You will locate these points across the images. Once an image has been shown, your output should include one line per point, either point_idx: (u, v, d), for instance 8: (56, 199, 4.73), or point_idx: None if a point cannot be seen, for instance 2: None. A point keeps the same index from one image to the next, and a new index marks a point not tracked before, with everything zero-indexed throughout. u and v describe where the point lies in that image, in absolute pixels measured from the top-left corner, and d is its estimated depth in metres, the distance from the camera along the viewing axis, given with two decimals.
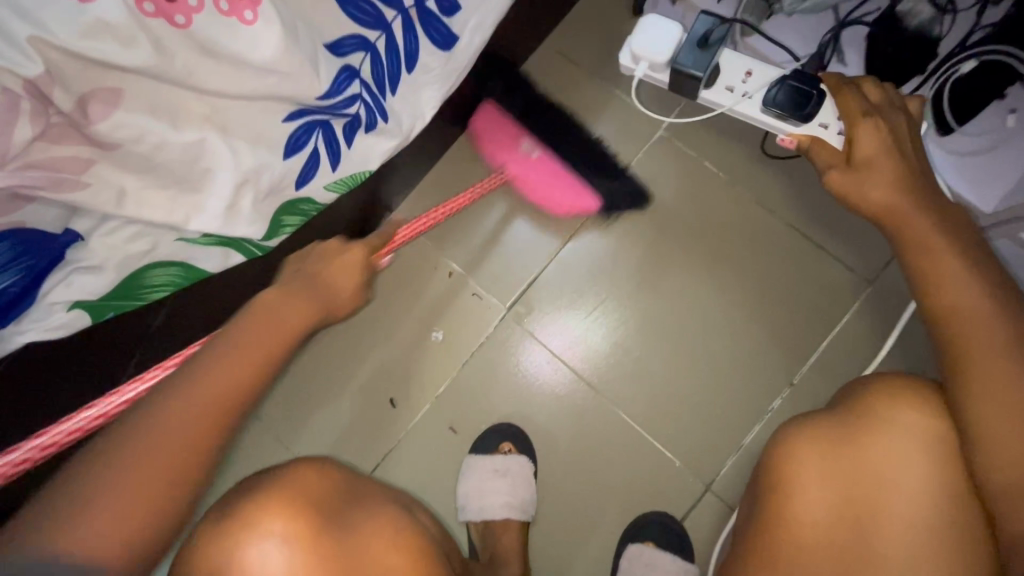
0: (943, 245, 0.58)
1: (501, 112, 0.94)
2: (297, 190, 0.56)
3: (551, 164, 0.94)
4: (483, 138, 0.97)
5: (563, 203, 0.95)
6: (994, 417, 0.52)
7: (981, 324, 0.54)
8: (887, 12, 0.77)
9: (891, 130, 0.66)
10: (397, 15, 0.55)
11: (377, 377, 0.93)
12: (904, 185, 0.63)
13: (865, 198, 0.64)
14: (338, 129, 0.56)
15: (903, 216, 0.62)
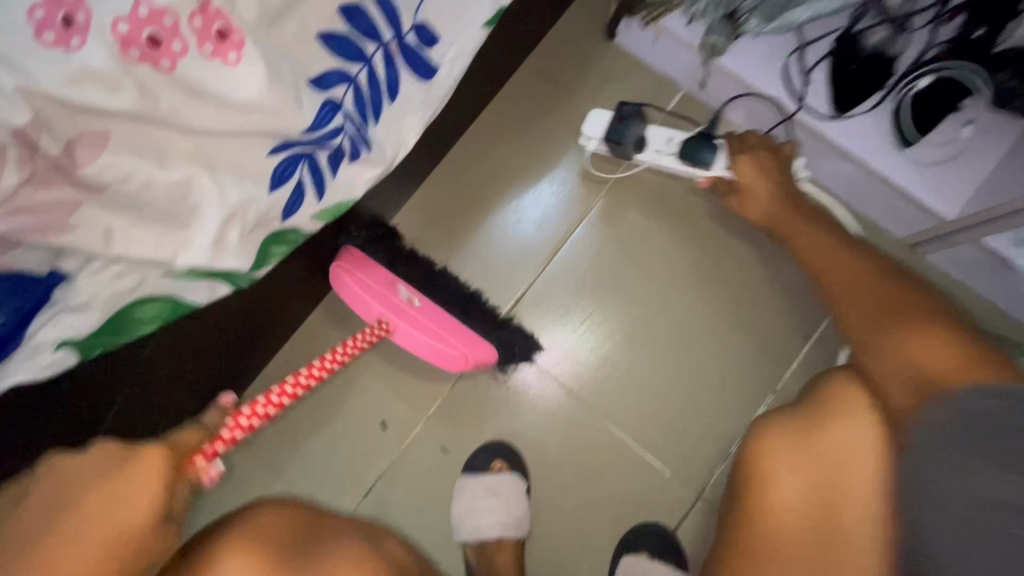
0: (812, 228, 0.82)
1: (369, 260, 0.86)
2: (283, 221, 0.58)
3: (439, 315, 0.86)
4: (352, 285, 0.85)
5: (458, 355, 0.86)
6: (862, 334, 0.70)
7: (848, 274, 0.77)
8: (847, 32, 0.80)
9: (762, 164, 0.85)
10: (377, 49, 0.57)
11: (368, 401, 0.93)
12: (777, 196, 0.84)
13: (751, 211, 0.87)
14: (323, 160, 0.58)
15: (783, 221, 0.84)
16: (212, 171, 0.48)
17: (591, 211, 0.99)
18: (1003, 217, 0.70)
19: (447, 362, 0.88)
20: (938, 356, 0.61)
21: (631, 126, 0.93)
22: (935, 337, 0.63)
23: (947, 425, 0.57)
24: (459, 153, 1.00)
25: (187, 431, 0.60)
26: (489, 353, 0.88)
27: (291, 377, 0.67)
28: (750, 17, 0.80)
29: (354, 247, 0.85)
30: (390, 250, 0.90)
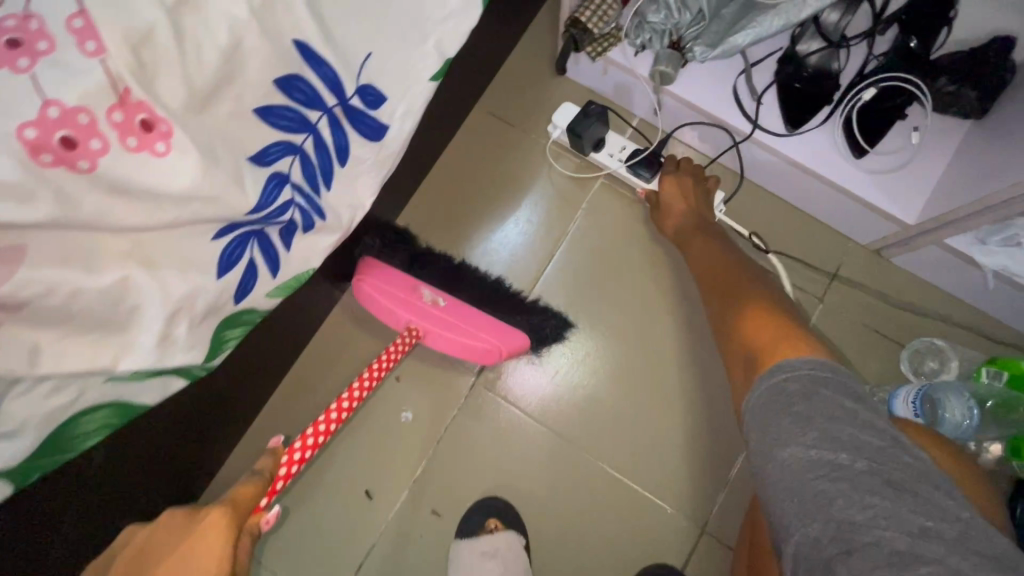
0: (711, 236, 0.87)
1: (387, 268, 0.85)
2: (237, 304, 0.54)
3: (464, 310, 0.84)
4: (372, 293, 0.83)
5: (491, 351, 0.84)
6: (727, 315, 0.76)
7: (734, 272, 0.81)
8: (788, 51, 0.82)
9: (684, 183, 0.89)
10: (321, 115, 0.54)
11: (350, 470, 0.88)
12: (689, 209, 0.88)
13: (664, 224, 0.91)
14: (274, 236, 0.55)
15: (688, 234, 0.88)
16: (151, 267, 0.45)
17: (560, 247, 0.97)
18: (968, 217, 0.72)
19: (483, 359, 0.86)
20: (751, 331, 0.70)
21: (598, 123, 0.91)
22: (751, 318, 0.71)
23: (770, 402, 0.58)
24: (422, 198, 0.98)
25: (249, 481, 0.67)
26: (521, 340, 0.86)
27: (336, 404, 0.73)
28: (694, 45, 0.81)
29: (371, 256, 0.85)
30: (406, 251, 0.88)
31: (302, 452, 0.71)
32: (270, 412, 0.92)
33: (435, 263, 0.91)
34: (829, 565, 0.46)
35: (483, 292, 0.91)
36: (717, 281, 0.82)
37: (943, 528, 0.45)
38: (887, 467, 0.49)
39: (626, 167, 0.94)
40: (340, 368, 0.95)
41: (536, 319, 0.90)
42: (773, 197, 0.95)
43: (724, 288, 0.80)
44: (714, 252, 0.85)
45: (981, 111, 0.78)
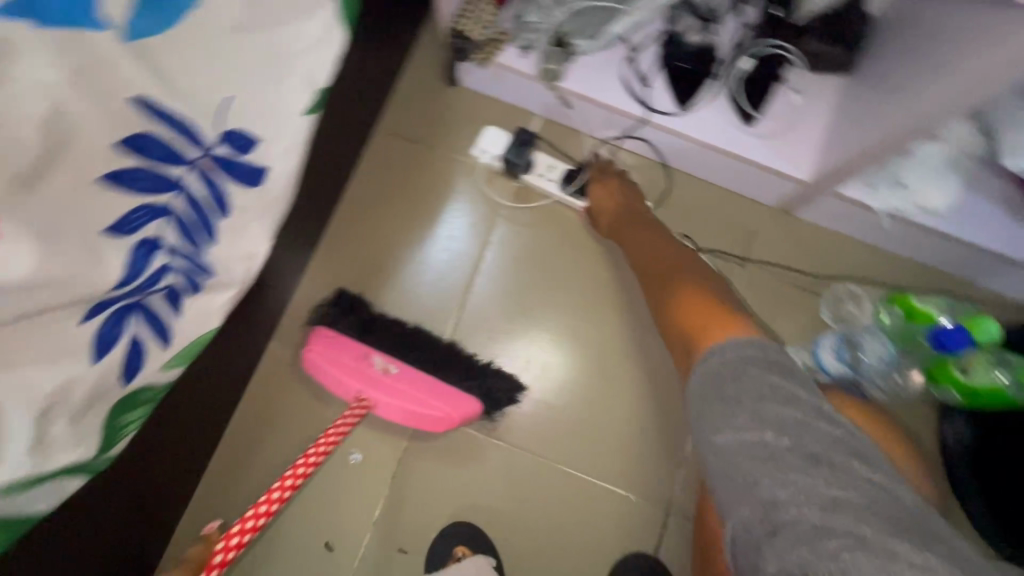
0: (644, 225, 0.87)
1: (338, 338, 0.85)
2: (126, 384, 0.51)
3: (418, 377, 0.83)
4: (325, 364, 0.83)
5: (442, 419, 0.83)
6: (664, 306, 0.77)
7: (668, 263, 0.82)
8: (665, 34, 0.85)
9: (614, 188, 0.90)
10: (186, 170, 0.50)
11: (306, 524, 0.85)
12: (619, 206, 0.89)
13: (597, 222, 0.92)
14: (158, 305, 0.52)
15: (622, 228, 0.88)
16: (7, 367, 0.41)
17: (487, 257, 0.96)
18: (851, 168, 0.76)
19: (431, 426, 0.84)
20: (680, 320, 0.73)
21: (528, 147, 0.93)
22: (681, 307, 0.74)
23: (707, 385, 0.59)
24: (336, 233, 0.96)
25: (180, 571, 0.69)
26: (473, 406, 0.84)
27: (286, 475, 0.69)
28: (577, 39, 0.82)
29: (324, 326, 0.86)
30: (358, 319, 0.87)
31: (240, 536, 0.63)
32: (212, 481, 0.88)
33: (388, 329, 0.88)
34: (758, 547, 0.47)
35: (429, 344, 0.88)
36: (654, 275, 0.82)
37: (853, 497, 0.48)
38: (801, 438, 0.52)
39: (559, 186, 0.93)
40: (280, 422, 0.91)
41: (493, 380, 0.87)
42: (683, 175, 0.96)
43: (658, 283, 0.81)
44: (647, 246, 0.85)
45: (846, 64, 0.82)
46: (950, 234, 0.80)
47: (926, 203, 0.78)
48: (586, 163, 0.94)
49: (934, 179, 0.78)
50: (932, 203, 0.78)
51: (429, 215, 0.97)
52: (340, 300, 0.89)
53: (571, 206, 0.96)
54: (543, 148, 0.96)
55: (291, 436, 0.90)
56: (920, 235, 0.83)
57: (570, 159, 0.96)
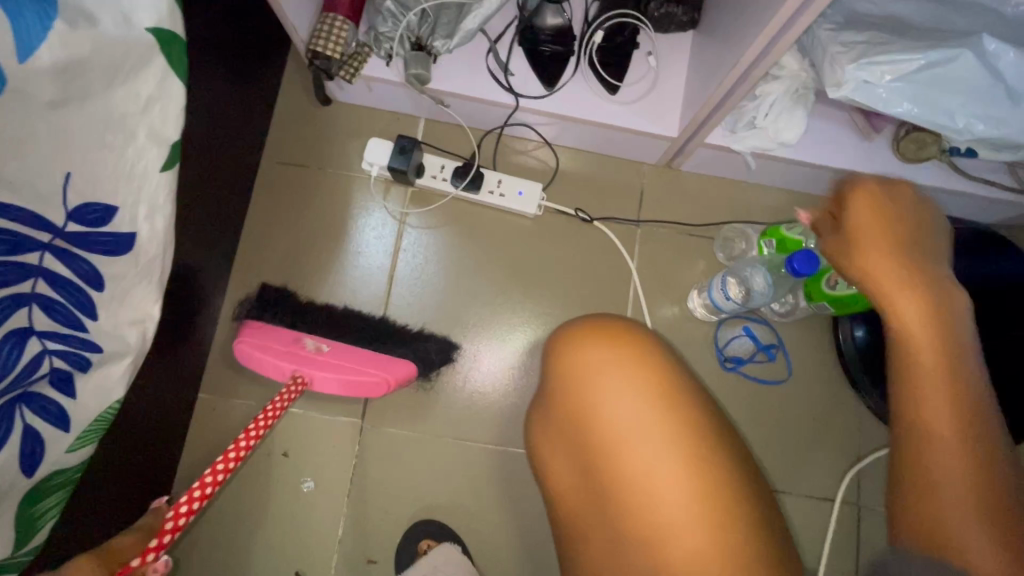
0: (914, 287, 0.52)
1: (265, 326, 0.83)
2: (30, 475, 0.51)
3: (350, 351, 0.82)
4: (252, 351, 0.78)
5: (378, 383, 0.79)
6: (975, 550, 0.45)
7: (932, 365, 0.49)
8: (520, 20, 0.87)
9: (882, 206, 0.55)
10: (42, 254, 0.50)
11: (272, 558, 0.87)
12: (900, 260, 0.53)
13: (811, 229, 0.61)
14: (46, 391, 0.52)
15: (885, 292, 0.53)
16: None
17: (400, 263, 0.98)
18: (714, 113, 0.82)
19: (374, 393, 0.80)
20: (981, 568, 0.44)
21: (412, 152, 0.92)
22: (987, 551, 0.44)
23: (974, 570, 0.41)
24: (244, 271, 0.96)
25: (129, 539, 0.68)
26: (407, 368, 0.83)
27: (239, 438, 0.65)
28: (433, 40, 0.83)
29: (252, 318, 0.84)
30: (287, 308, 0.87)
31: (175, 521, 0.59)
32: None
33: (317, 314, 0.87)
34: None
35: None
36: (932, 490, 0.47)
37: None
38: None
39: (451, 184, 0.95)
40: None
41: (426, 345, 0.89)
42: (570, 150, 1.00)
43: (930, 510, 0.47)
44: (934, 389, 0.49)
45: (691, 21, 0.87)
46: (809, 161, 0.87)
47: (783, 139, 0.84)
48: (473, 157, 0.96)
49: (787, 118, 0.83)
50: (787, 138, 0.84)
51: (334, 233, 0.98)
52: (262, 295, 0.88)
53: (467, 200, 0.98)
54: (428, 151, 0.98)
55: None
56: (782, 165, 0.91)
57: (458, 155, 0.99)
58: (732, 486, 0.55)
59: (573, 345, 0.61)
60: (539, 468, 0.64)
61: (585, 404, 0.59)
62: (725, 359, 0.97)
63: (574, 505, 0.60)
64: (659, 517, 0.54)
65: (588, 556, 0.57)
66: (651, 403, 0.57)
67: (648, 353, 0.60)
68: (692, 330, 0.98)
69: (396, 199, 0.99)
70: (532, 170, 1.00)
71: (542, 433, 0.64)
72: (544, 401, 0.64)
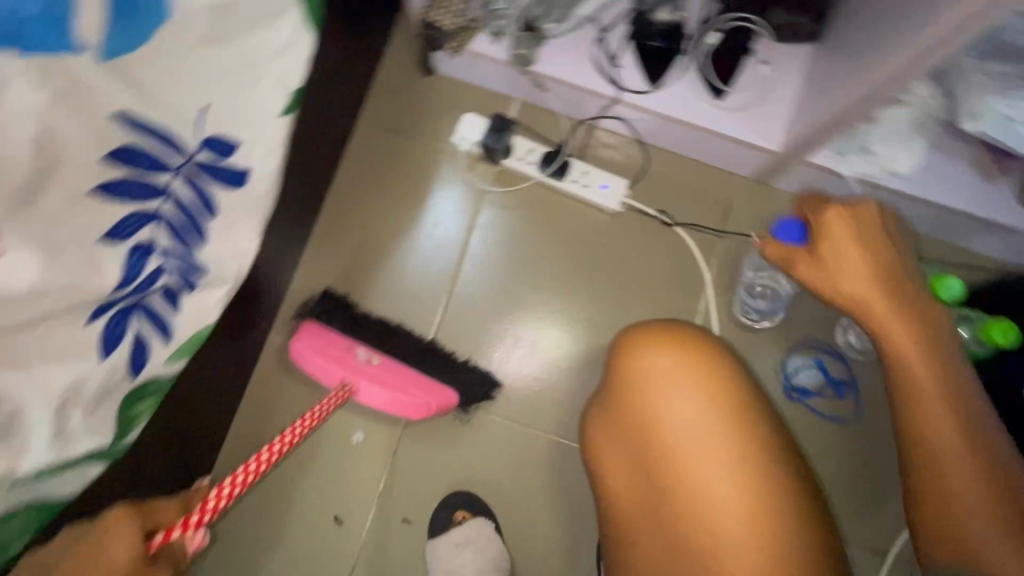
0: (887, 301, 0.67)
1: (323, 329, 0.89)
2: (134, 377, 0.55)
3: (399, 369, 0.87)
4: (310, 354, 0.86)
5: (422, 405, 0.86)
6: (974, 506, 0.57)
7: (914, 357, 0.64)
8: (634, 11, 0.86)
9: (861, 219, 0.71)
10: (172, 177, 0.53)
11: (316, 500, 0.91)
12: (871, 275, 0.69)
13: (794, 266, 0.73)
14: (156, 304, 0.55)
15: (871, 305, 0.68)
16: (24, 366, 0.45)
17: (474, 240, 0.99)
18: (823, 132, 0.77)
19: (414, 414, 0.87)
20: (988, 548, 0.55)
21: (507, 132, 0.95)
22: (985, 530, 0.56)
23: None
24: (326, 225, 0.99)
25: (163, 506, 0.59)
26: (449, 397, 0.88)
27: (290, 428, 0.72)
28: (546, 23, 0.86)
29: (310, 318, 0.90)
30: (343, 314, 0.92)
31: (218, 500, 0.59)
32: (224, 464, 0.93)
33: (373, 324, 0.92)
34: None
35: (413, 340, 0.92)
36: (935, 485, 0.59)
37: None
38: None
39: (538, 168, 0.96)
40: (283, 406, 0.96)
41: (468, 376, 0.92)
42: (662, 151, 0.98)
43: (935, 502, 0.59)
44: (922, 379, 0.63)
45: (813, 35, 0.85)
46: (919, 197, 0.82)
47: (894, 167, 0.81)
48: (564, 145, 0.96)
49: (902, 145, 0.81)
50: (899, 167, 0.81)
51: (416, 201, 1.00)
52: (327, 296, 0.93)
53: (549, 187, 0.99)
54: (519, 133, 0.98)
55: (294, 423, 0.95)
56: (887, 197, 0.86)
57: (548, 140, 0.98)
58: (790, 500, 0.54)
59: (633, 350, 0.61)
60: (592, 469, 0.62)
61: (647, 404, 0.58)
62: (790, 389, 0.93)
63: (628, 508, 0.58)
64: (716, 523, 0.53)
65: (640, 561, 0.56)
66: (716, 409, 0.56)
67: (714, 358, 0.59)
68: (761, 353, 0.94)
69: (482, 179, 1.00)
70: (622, 167, 0.98)
71: (599, 433, 0.62)
72: (604, 402, 0.63)
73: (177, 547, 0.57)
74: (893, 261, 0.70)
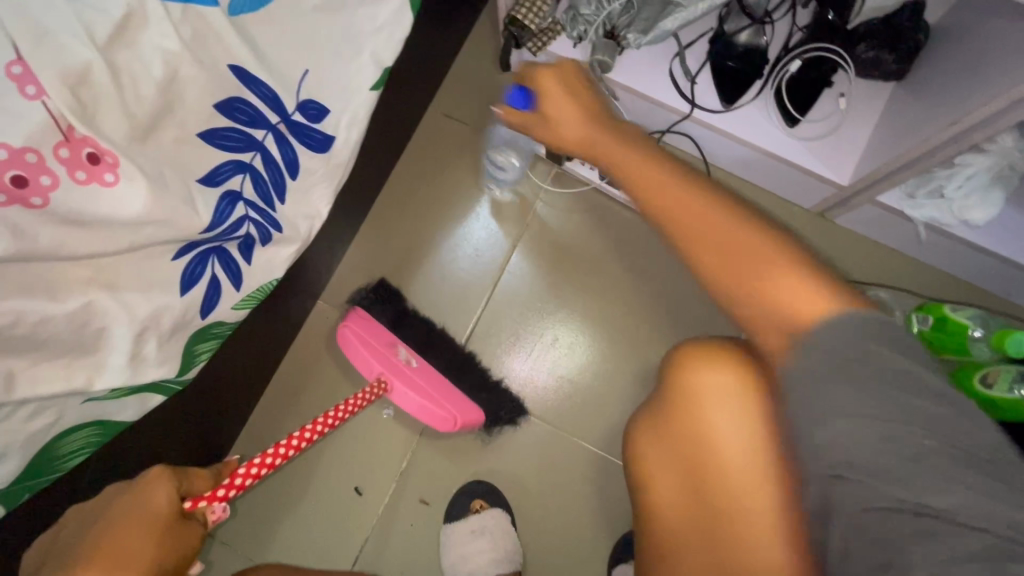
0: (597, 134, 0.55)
1: (371, 320, 0.86)
2: (204, 318, 0.57)
3: (437, 376, 0.84)
4: (353, 341, 0.83)
5: (448, 420, 0.81)
6: (791, 297, 0.45)
7: (648, 172, 0.50)
8: (717, 32, 0.86)
9: (565, 76, 0.60)
10: (267, 133, 0.56)
11: (341, 468, 0.92)
12: (587, 116, 0.57)
13: (543, 139, 0.60)
14: (233, 251, 0.57)
15: (594, 145, 0.55)
16: (116, 290, 0.47)
17: (527, 236, 1.01)
18: (895, 173, 0.77)
19: (438, 425, 0.83)
20: (803, 300, 0.45)
21: None
22: (783, 278, 0.45)
23: None
24: (385, 202, 1.01)
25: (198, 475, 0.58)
26: (477, 415, 0.85)
27: (321, 416, 0.70)
28: (628, 32, 0.84)
29: (360, 306, 0.88)
30: (393, 307, 0.91)
31: (244, 478, 0.58)
32: (259, 420, 0.96)
33: (417, 325, 0.91)
34: None
35: (453, 350, 0.91)
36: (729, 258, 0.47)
37: None
38: (955, 434, 0.38)
39: (598, 175, 0.97)
40: (320, 373, 0.98)
41: (497, 394, 0.90)
42: (725, 173, 0.98)
43: (738, 264, 0.46)
44: (677, 196, 0.48)
45: (899, 73, 0.83)
46: (990, 249, 0.80)
47: (967, 218, 0.80)
48: None
49: (979, 197, 0.78)
50: (973, 218, 0.79)
51: (474, 192, 1.02)
52: (376, 289, 0.93)
53: (608, 194, 0.99)
54: None
55: (331, 390, 0.97)
56: (953, 245, 0.84)
57: None
58: None
59: (686, 366, 0.60)
60: (637, 473, 0.63)
61: (698, 425, 0.58)
62: None
63: (670, 521, 0.59)
64: (751, 571, 0.52)
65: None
66: (767, 444, 0.55)
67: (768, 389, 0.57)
68: None
69: (542, 178, 1.02)
70: None
71: (645, 448, 0.63)
72: (654, 415, 0.63)
73: (200, 516, 0.56)
74: (584, 95, 0.60)
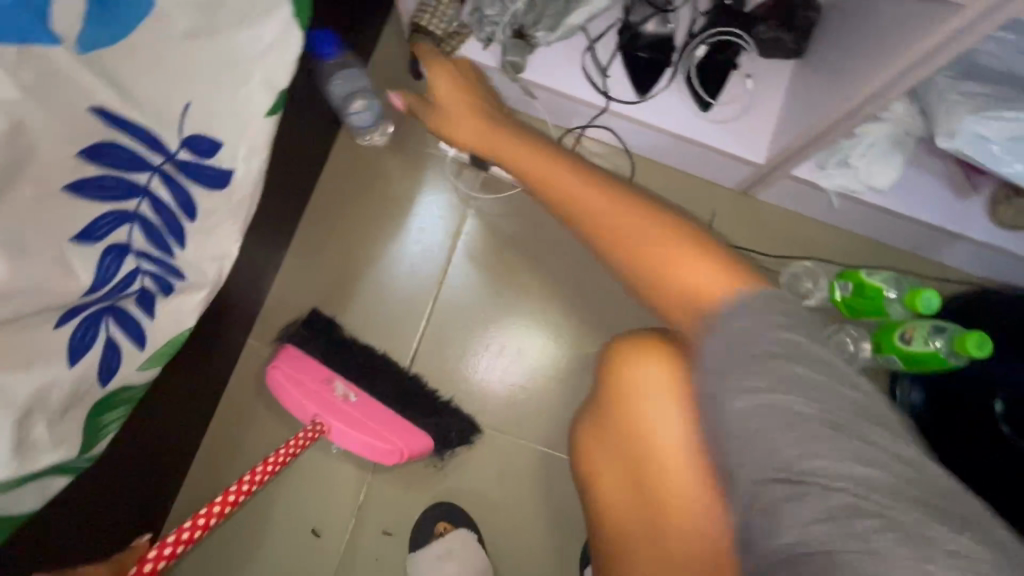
0: (484, 126, 0.79)
1: (304, 359, 0.85)
2: (105, 385, 0.52)
3: (375, 409, 0.84)
4: (285, 385, 0.83)
5: (394, 450, 0.83)
6: (697, 270, 0.55)
7: (510, 150, 0.76)
8: (623, 25, 0.87)
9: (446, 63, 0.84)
10: (151, 175, 0.51)
11: (294, 512, 0.88)
12: (464, 107, 0.82)
13: (430, 120, 0.85)
14: (130, 308, 0.52)
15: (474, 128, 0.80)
16: None
17: (462, 244, 0.98)
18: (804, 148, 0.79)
19: (384, 458, 0.84)
20: (706, 275, 0.55)
21: None
22: (688, 257, 0.56)
23: None
24: (312, 224, 0.97)
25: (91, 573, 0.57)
26: (423, 443, 0.84)
27: (248, 474, 0.71)
28: (536, 30, 0.83)
29: (292, 344, 0.86)
30: (328, 337, 0.87)
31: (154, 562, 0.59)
32: (197, 475, 0.89)
33: (354, 350, 0.88)
34: None
35: (394, 373, 0.88)
36: (642, 238, 0.59)
37: None
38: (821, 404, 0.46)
39: None
40: (260, 416, 0.92)
41: (447, 414, 0.88)
42: (648, 162, 0.99)
43: (648, 244, 0.58)
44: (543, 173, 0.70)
45: (798, 51, 0.86)
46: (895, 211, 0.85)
47: (873, 183, 0.84)
48: None
49: (880, 164, 0.83)
50: (878, 182, 0.83)
51: (402, 206, 0.99)
52: (309, 320, 0.89)
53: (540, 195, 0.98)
54: None
55: (273, 431, 0.92)
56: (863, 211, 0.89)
57: None
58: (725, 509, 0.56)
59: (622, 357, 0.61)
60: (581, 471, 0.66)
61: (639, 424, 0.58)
62: None
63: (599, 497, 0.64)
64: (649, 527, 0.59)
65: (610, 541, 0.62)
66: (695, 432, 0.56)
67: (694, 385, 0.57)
68: None
69: (471, 187, 0.99)
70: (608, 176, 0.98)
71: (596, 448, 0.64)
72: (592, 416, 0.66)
73: None
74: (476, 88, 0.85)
